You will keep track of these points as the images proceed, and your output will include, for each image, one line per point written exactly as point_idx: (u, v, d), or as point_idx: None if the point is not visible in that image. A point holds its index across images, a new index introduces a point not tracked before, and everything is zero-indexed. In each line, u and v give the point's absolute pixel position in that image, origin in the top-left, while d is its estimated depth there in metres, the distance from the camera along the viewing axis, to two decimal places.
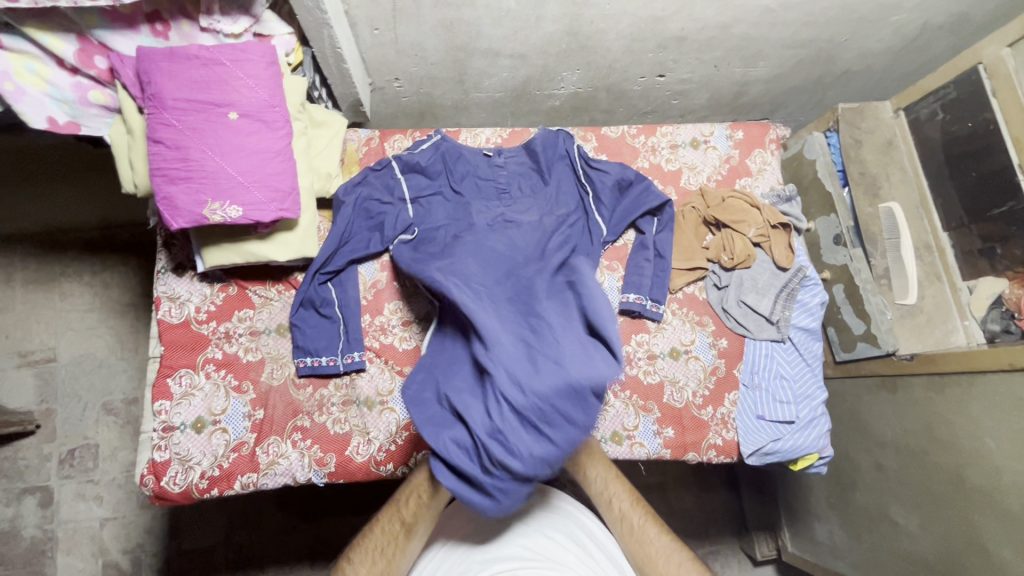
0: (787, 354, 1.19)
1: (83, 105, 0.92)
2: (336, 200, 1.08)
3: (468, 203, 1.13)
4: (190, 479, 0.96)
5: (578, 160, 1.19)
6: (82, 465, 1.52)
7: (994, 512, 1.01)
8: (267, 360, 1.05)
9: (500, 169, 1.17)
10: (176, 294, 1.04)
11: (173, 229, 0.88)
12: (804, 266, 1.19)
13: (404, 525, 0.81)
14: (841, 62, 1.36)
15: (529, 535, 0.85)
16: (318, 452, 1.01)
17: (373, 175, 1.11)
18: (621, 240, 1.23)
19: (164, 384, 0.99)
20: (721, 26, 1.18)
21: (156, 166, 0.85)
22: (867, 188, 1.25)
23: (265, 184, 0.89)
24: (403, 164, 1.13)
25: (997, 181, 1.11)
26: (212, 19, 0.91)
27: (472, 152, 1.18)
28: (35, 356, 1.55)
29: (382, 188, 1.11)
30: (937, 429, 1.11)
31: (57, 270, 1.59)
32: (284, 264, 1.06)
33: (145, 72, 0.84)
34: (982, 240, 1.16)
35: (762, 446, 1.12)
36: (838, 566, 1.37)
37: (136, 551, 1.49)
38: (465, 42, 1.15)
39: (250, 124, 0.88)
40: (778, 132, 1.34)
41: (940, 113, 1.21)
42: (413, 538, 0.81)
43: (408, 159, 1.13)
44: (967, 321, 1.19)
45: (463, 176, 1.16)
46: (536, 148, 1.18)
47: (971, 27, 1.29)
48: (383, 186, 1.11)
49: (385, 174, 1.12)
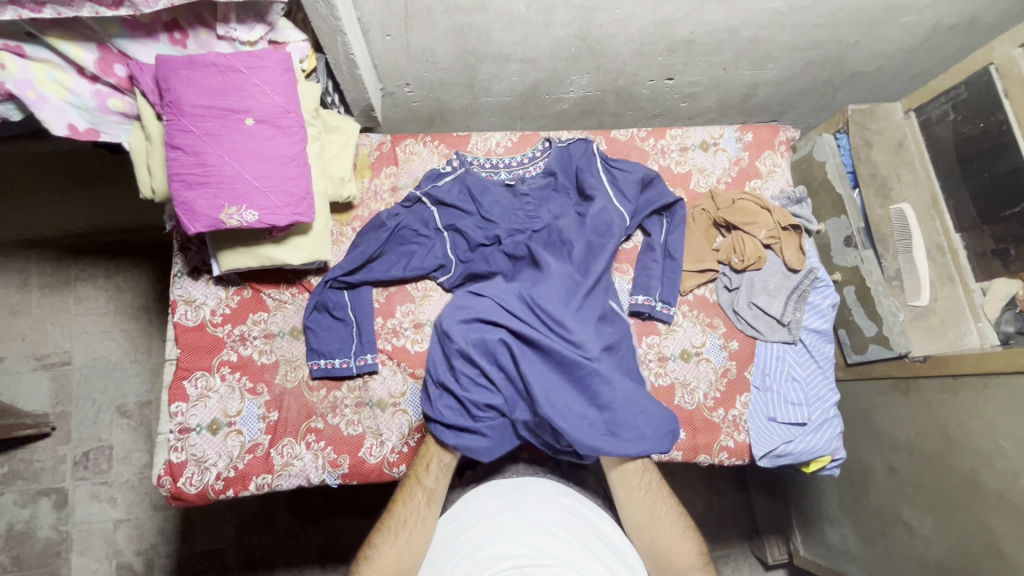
0: (799, 356, 1.18)
1: (103, 113, 0.94)
2: (378, 219, 1.11)
3: (498, 233, 1.14)
4: (206, 480, 0.97)
5: (598, 159, 1.20)
6: (96, 467, 1.54)
7: (1009, 515, 1.00)
8: (281, 362, 1.06)
9: (524, 196, 1.18)
10: (192, 297, 1.05)
11: (191, 233, 0.90)
12: (815, 268, 1.18)
13: (426, 494, 0.87)
14: (851, 64, 1.36)
15: (537, 534, 0.75)
16: (332, 454, 1.02)
17: (409, 205, 1.13)
18: (632, 243, 1.23)
19: (180, 387, 1.00)
20: (730, 29, 1.19)
21: (174, 172, 0.87)
22: (878, 189, 1.25)
23: (280, 189, 0.90)
24: (432, 198, 1.14)
25: (1009, 181, 1.10)
26: (229, 28, 0.92)
27: (495, 183, 1.18)
28: (51, 359, 1.58)
29: (418, 220, 1.13)
30: (951, 431, 1.11)
31: (73, 274, 1.61)
32: (298, 267, 1.07)
33: (164, 80, 0.86)
34: (995, 241, 1.15)
35: (773, 448, 1.11)
36: (850, 569, 1.36)
37: (149, 553, 1.51)
38: (475, 47, 1.16)
39: (266, 130, 0.90)
40: (787, 134, 1.34)
41: (952, 114, 1.20)
42: (436, 505, 0.87)
43: (434, 193, 1.13)
44: (981, 322, 1.18)
45: (489, 205, 1.16)
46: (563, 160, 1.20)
47: (982, 28, 1.29)
48: (423, 219, 1.14)
49: (416, 207, 1.14)
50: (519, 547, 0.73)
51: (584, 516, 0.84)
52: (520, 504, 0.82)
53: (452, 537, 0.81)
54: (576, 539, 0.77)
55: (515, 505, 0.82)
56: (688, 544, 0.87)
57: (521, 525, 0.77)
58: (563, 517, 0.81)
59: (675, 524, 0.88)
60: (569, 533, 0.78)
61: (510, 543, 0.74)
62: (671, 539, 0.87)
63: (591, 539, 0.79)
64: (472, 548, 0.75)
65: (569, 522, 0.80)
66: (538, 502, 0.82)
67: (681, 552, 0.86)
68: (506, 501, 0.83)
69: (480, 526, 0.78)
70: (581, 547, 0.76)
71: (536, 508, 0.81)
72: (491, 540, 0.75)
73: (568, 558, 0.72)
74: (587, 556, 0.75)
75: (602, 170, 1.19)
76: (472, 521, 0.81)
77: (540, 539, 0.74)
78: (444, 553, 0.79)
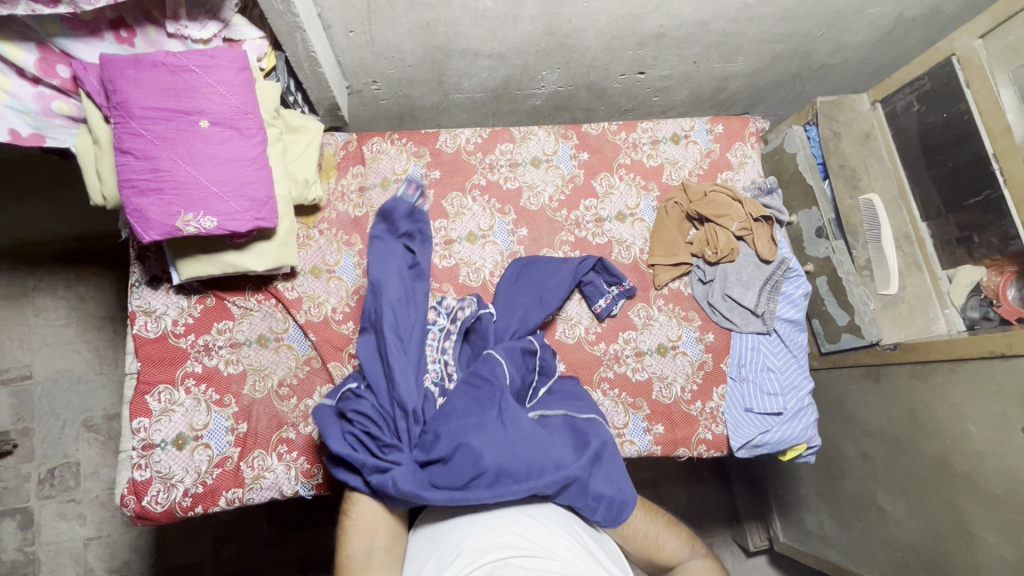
0: (773, 346, 1.19)
1: (46, 116, 0.89)
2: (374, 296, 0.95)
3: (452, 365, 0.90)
4: (173, 497, 0.94)
5: (530, 274, 1.12)
6: (63, 485, 1.48)
7: (976, 495, 1.02)
8: (250, 372, 1.03)
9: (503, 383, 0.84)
10: (152, 307, 1.01)
11: (146, 241, 0.86)
12: (787, 258, 1.19)
13: (367, 527, 0.79)
14: (818, 56, 1.37)
15: (524, 523, 0.71)
16: (305, 464, 1.00)
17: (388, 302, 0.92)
18: (629, 258, 1.22)
19: (142, 402, 0.96)
20: (700, 22, 1.18)
21: (125, 177, 0.83)
22: (847, 179, 1.26)
23: (240, 193, 0.87)
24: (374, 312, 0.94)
25: (970, 171, 1.12)
26: (180, 25, 0.89)
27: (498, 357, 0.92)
28: (10, 374, 1.50)
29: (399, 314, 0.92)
30: (921, 415, 1.13)
31: (28, 285, 1.53)
32: (261, 272, 1.03)
33: (110, 80, 0.82)
34: (959, 229, 1.17)
35: (751, 439, 1.12)
36: (829, 554, 1.39)
37: (122, 570, 1.46)
38: (442, 43, 1.14)
39: (222, 132, 0.86)
40: (757, 125, 1.35)
41: (916, 104, 1.22)
42: (358, 501, 0.82)
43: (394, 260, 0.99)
44: (947, 309, 1.21)
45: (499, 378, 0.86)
46: (532, 281, 1.10)
47: (944, 20, 1.31)
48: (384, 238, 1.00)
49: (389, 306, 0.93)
50: (503, 538, 0.69)
51: (566, 506, 0.80)
52: None
53: (434, 530, 0.76)
54: (562, 529, 0.73)
55: None
56: (672, 543, 0.85)
57: (504, 513, 0.73)
58: (549, 505, 0.77)
59: (645, 531, 0.84)
60: (557, 522, 0.74)
61: (494, 532, 0.70)
62: (649, 543, 0.84)
63: (577, 528, 0.76)
64: (450, 546, 0.71)
65: (556, 511, 0.76)
66: None
67: (663, 553, 0.84)
68: None
69: (461, 519, 0.74)
70: (568, 538, 0.72)
71: (518, 495, 0.78)
72: (477, 530, 0.71)
73: (553, 549, 0.68)
74: (574, 546, 0.70)
75: (533, 276, 1.11)
76: (453, 514, 0.76)
77: (527, 526, 0.71)
78: (419, 552, 0.75)
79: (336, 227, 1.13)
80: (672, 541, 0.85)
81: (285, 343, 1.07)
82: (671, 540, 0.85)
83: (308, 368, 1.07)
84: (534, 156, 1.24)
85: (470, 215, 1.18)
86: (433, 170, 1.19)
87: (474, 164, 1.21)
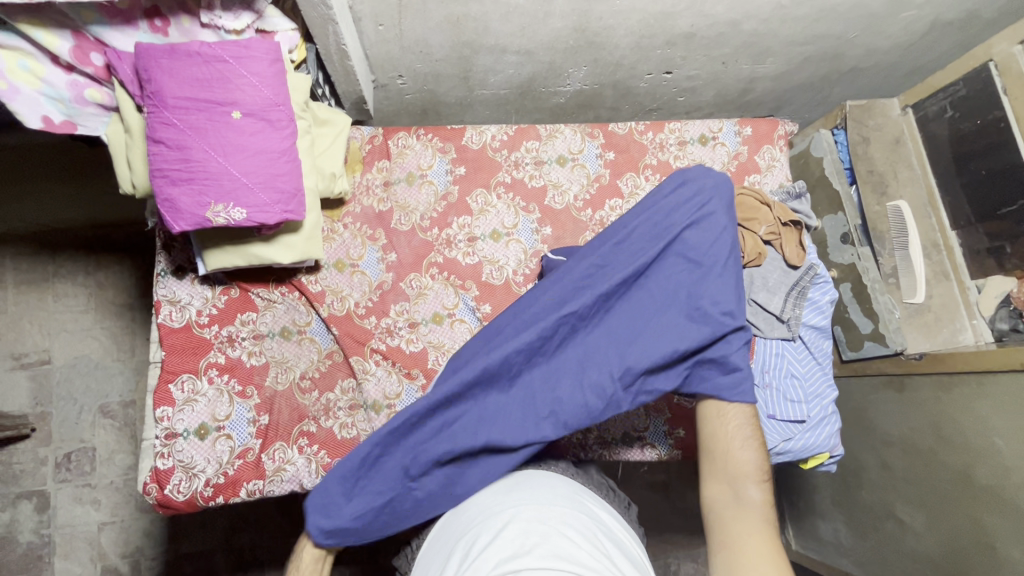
0: (798, 352, 1.17)
1: (79, 104, 0.90)
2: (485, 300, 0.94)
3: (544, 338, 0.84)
4: (195, 487, 0.94)
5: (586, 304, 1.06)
6: (79, 469, 1.50)
7: (1001, 510, 1.00)
8: (272, 365, 1.03)
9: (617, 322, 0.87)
10: (177, 297, 1.01)
11: (175, 231, 0.86)
12: (816, 264, 1.18)
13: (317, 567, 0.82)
14: (850, 59, 1.35)
15: (546, 533, 0.70)
16: (326, 458, 1.00)
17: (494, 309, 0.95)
18: None
19: (165, 391, 0.96)
20: (732, 22, 1.16)
21: (157, 167, 0.83)
22: (876, 186, 1.24)
23: (270, 185, 0.87)
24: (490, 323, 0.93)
25: (1005, 179, 1.10)
26: (213, 15, 0.88)
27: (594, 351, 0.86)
28: (30, 358, 1.52)
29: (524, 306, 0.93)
30: (945, 428, 1.11)
31: (50, 270, 1.55)
32: (287, 265, 1.03)
33: (145, 69, 0.81)
34: (990, 239, 1.15)
35: (774, 447, 1.10)
36: (842, 564, 1.38)
37: (135, 555, 1.47)
38: (471, 39, 1.13)
39: (254, 124, 0.86)
40: (786, 128, 1.33)
41: (950, 110, 1.19)
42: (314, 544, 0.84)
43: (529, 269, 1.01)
44: (975, 320, 1.19)
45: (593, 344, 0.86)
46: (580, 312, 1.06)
47: (980, 24, 1.28)
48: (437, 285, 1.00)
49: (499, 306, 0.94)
50: (525, 545, 0.67)
51: (591, 516, 0.78)
52: (526, 504, 0.76)
53: (455, 539, 0.75)
54: (586, 540, 0.71)
55: (521, 502, 0.77)
56: (753, 459, 0.87)
57: (527, 522, 0.71)
58: (573, 518, 0.75)
59: (742, 426, 0.89)
60: (578, 534, 0.72)
61: (516, 540, 0.68)
62: (732, 445, 0.88)
63: (601, 541, 0.73)
64: (471, 554, 0.69)
65: (580, 522, 0.75)
66: (543, 498, 0.78)
67: (738, 461, 0.87)
68: (511, 498, 0.78)
69: (483, 528, 0.73)
70: (591, 548, 0.69)
71: (539, 505, 0.77)
72: (498, 537, 0.69)
73: (576, 559, 0.65)
74: (598, 557, 0.68)
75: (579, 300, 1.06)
76: (476, 523, 0.75)
77: (548, 537, 0.68)
78: (439, 560, 0.74)
79: (360, 221, 1.13)
80: (750, 455, 0.87)
81: (308, 336, 1.07)
82: (750, 454, 0.87)
83: (330, 362, 1.07)
84: (559, 154, 1.23)
85: (494, 213, 1.18)
86: (458, 167, 1.18)
87: (500, 161, 1.20)
